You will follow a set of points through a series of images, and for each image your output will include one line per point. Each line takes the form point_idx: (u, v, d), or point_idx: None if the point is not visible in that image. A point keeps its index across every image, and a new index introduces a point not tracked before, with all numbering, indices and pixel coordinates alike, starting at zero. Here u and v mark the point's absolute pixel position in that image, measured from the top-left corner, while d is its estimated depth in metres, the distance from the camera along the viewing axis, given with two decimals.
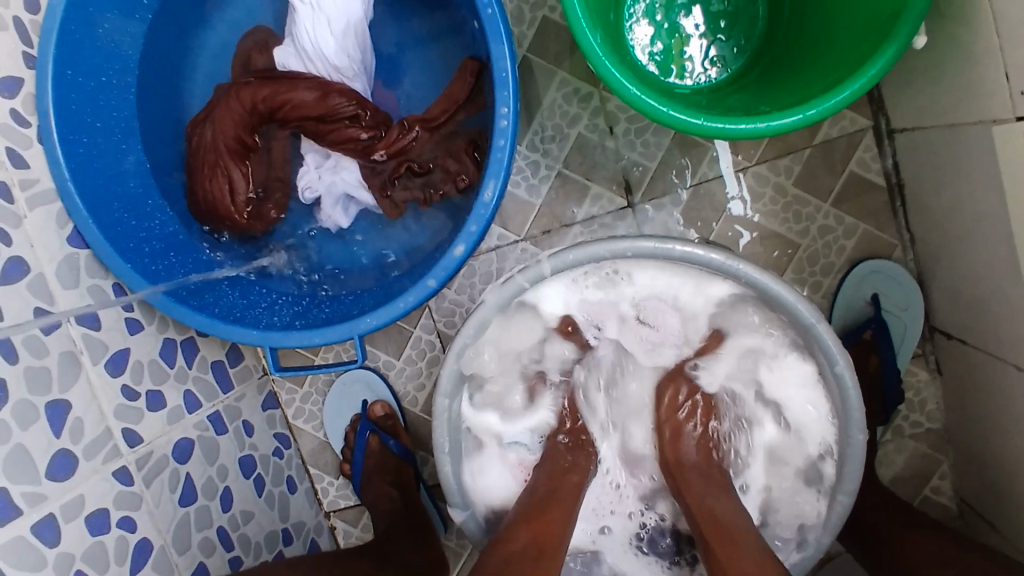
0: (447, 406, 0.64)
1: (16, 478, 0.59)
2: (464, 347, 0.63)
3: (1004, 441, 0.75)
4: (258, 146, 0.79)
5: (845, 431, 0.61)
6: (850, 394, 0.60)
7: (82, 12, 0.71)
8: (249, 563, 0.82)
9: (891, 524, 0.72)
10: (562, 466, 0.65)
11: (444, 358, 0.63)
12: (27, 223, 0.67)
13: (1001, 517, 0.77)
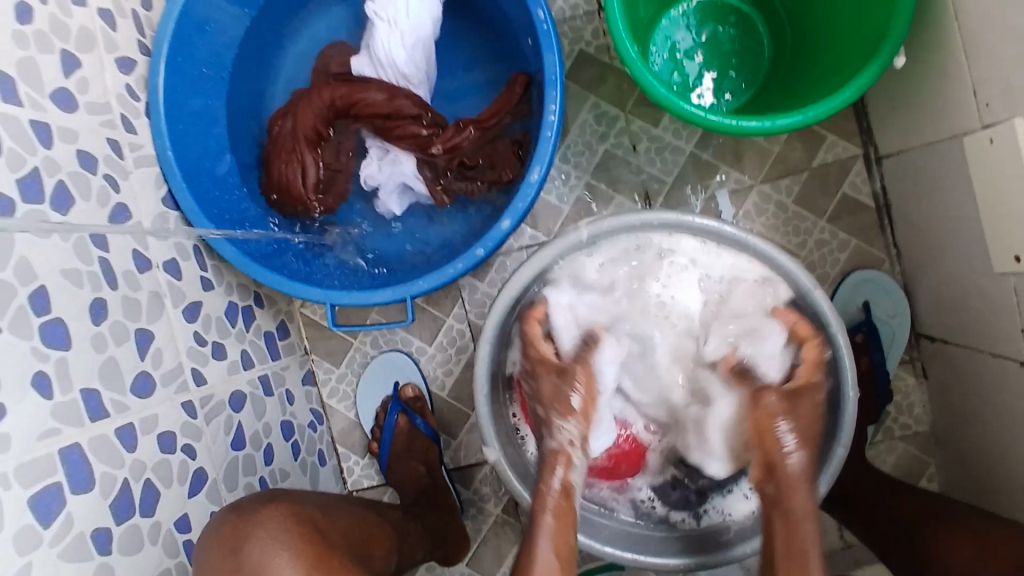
0: (490, 351, 0.73)
1: (108, 385, 0.67)
2: (511, 298, 0.73)
3: (988, 431, 0.83)
4: (330, 138, 0.90)
5: (839, 387, 0.70)
6: (841, 354, 0.69)
7: (197, 12, 0.84)
8: None
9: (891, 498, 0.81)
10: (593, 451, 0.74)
11: (491, 307, 0.72)
12: (131, 178, 0.78)
13: (984, 499, 0.84)
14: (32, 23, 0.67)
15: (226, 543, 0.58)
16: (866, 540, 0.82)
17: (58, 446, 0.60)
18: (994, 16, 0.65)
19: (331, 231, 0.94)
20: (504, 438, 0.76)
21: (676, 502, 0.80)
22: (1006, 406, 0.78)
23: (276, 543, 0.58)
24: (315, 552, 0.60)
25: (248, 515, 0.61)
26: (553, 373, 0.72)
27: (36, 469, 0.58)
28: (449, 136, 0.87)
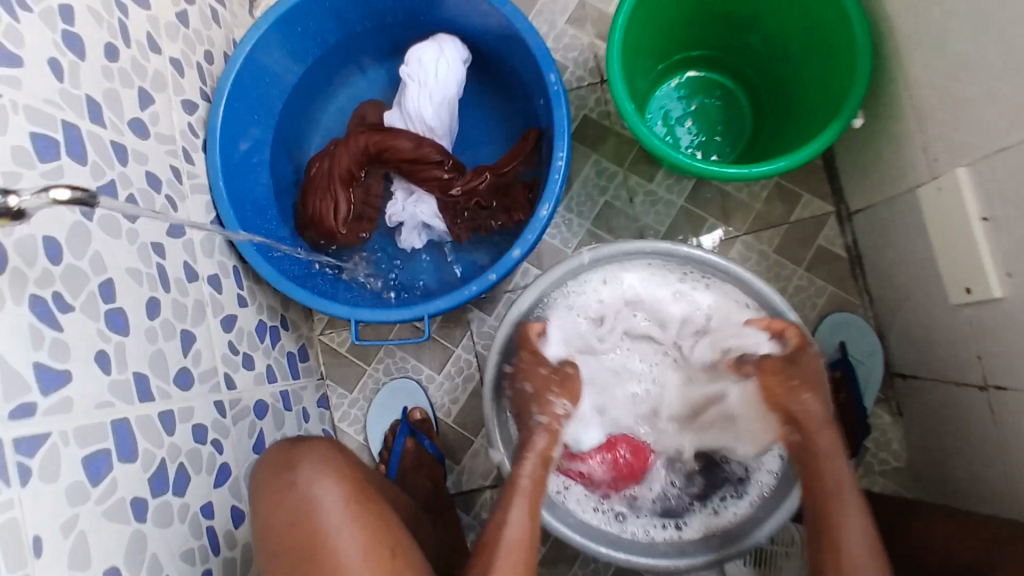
0: (498, 361, 0.81)
1: (156, 372, 0.74)
2: (518, 315, 0.81)
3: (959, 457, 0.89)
4: (361, 179, 1.02)
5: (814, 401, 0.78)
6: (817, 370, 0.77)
7: (255, 67, 0.98)
8: None
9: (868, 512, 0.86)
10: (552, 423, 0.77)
11: (501, 322, 0.81)
12: (186, 201, 0.88)
13: (956, 500, 0.89)
14: (117, 62, 0.79)
15: (282, 462, 0.72)
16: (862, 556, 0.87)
17: (111, 417, 0.66)
18: (933, 84, 0.78)
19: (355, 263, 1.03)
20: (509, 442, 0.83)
21: (670, 512, 0.82)
22: (972, 430, 0.85)
23: (323, 468, 0.71)
24: (355, 480, 0.72)
25: (300, 443, 0.75)
26: (545, 365, 0.79)
27: (91, 432, 0.64)
28: (468, 179, 0.99)
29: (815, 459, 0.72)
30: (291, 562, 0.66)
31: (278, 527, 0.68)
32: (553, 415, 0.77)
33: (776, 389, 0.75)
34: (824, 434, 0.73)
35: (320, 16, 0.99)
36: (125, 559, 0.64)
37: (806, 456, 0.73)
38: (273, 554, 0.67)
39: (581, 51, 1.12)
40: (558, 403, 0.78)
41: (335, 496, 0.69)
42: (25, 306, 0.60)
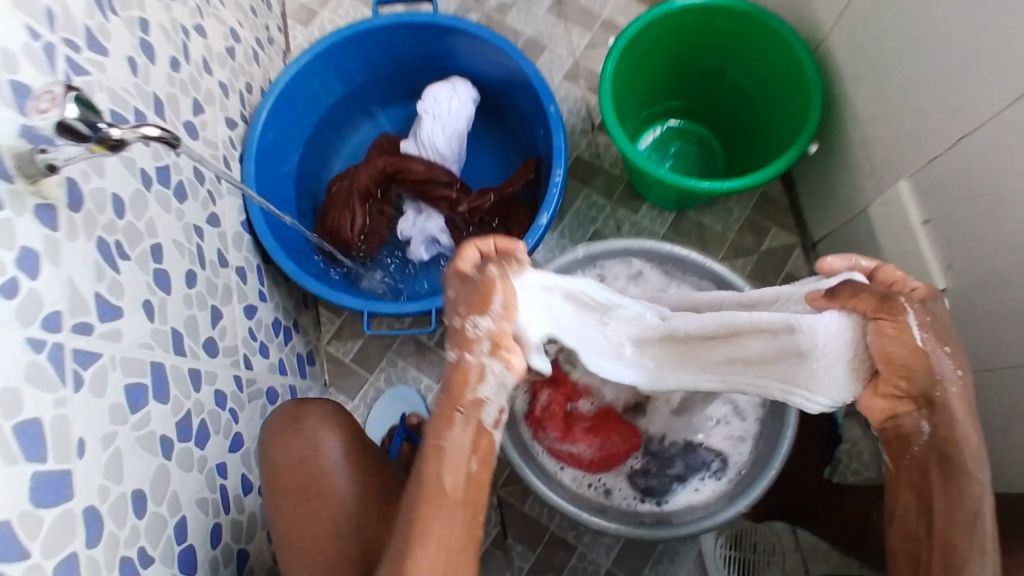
0: None
1: (189, 334, 0.82)
2: None
3: None
4: (378, 198, 1.13)
5: None
6: None
7: (290, 95, 1.11)
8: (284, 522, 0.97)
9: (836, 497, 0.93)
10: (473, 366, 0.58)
11: None
12: (223, 201, 0.97)
13: None
14: (178, 73, 0.92)
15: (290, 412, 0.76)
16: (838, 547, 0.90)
17: (151, 358, 0.74)
18: (876, 116, 0.92)
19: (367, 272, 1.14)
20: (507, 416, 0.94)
21: (647, 488, 0.95)
22: None
23: (330, 419, 0.75)
24: (357, 431, 0.77)
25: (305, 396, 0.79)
26: (461, 290, 0.60)
27: (134, 366, 0.71)
28: (474, 199, 1.11)
29: (951, 465, 0.58)
30: (294, 499, 0.71)
31: (286, 468, 0.73)
32: (473, 347, 0.58)
33: (900, 334, 0.55)
34: (966, 426, 0.58)
35: (351, 57, 1.14)
36: (151, 488, 0.70)
37: (937, 454, 0.59)
38: (276, 492, 0.72)
39: (575, 102, 1.28)
40: (472, 327, 0.58)
41: (337, 442, 0.74)
42: (93, 245, 0.68)
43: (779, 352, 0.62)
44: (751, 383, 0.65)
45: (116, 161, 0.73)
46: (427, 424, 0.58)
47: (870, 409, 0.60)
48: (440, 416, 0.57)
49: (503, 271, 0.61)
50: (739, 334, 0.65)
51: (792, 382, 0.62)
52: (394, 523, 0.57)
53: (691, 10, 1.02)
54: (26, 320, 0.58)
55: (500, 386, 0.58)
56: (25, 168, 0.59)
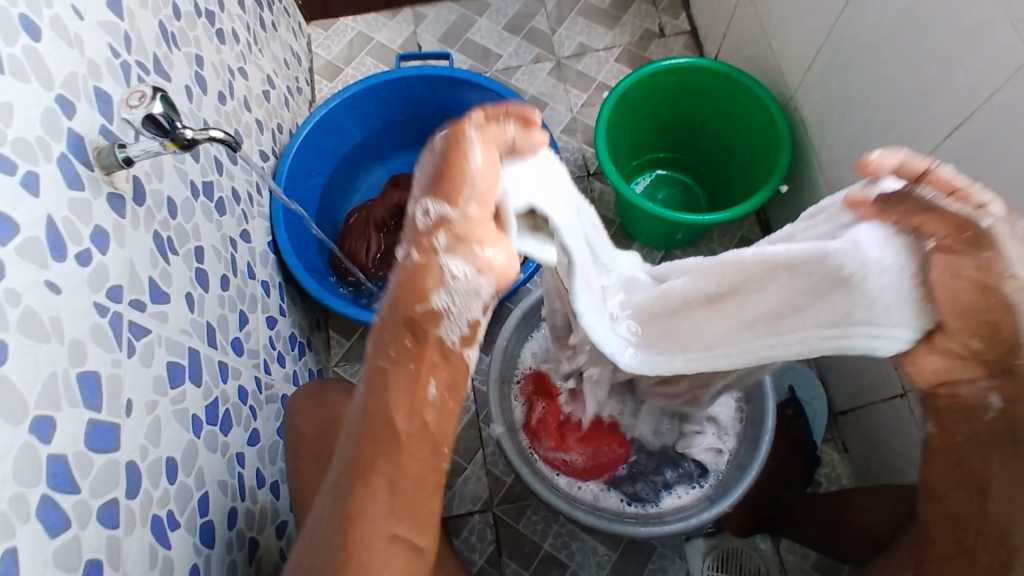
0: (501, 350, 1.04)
1: (221, 331, 0.90)
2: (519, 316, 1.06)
3: (901, 465, 1.04)
4: (392, 228, 1.24)
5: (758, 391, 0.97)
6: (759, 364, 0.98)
7: (319, 134, 1.23)
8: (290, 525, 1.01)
9: (825, 505, 0.98)
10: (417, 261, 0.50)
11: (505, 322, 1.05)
12: (254, 221, 1.07)
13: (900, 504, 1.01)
14: (223, 105, 1.03)
15: (310, 391, 0.89)
16: (840, 556, 0.95)
17: (188, 344, 0.81)
18: (839, 159, 1.05)
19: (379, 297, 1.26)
20: (508, 423, 1.01)
21: (634, 494, 1.05)
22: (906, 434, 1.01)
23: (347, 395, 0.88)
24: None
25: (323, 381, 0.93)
26: (428, 165, 0.51)
27: (175, 347, 0.78)
28: None
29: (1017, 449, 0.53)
30: (314, 462, 0.82)
31: (309, 437, 0.84)
32: (427, 241, 0.49)
33: (979, 270, 0.47)
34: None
35: (374, 105, 1.27)
36: (181, 459, 0.76)
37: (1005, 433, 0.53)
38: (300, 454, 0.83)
39: (573, 152, 1.41)
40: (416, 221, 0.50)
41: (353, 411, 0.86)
42: (149, 236, 0.77)
43: (812, 292, 0.55)
44: (785, 340, 0.59)
45: (171, 169, 0.83)
46: (373, 343, 0.51)
47: (920, 368, 0.53)
48: (389, 335, 0.50)
49: (478, 137, 0.50)
50: (774, 271, 0.57)
51: (849, 321, 0.53)
52: (344, 452, 0.53)
53: (675, 70, 1.17)
54: (95, 287, 0.66)
55: (464, 295, 0.49)
56: (104, 159, 0.69)
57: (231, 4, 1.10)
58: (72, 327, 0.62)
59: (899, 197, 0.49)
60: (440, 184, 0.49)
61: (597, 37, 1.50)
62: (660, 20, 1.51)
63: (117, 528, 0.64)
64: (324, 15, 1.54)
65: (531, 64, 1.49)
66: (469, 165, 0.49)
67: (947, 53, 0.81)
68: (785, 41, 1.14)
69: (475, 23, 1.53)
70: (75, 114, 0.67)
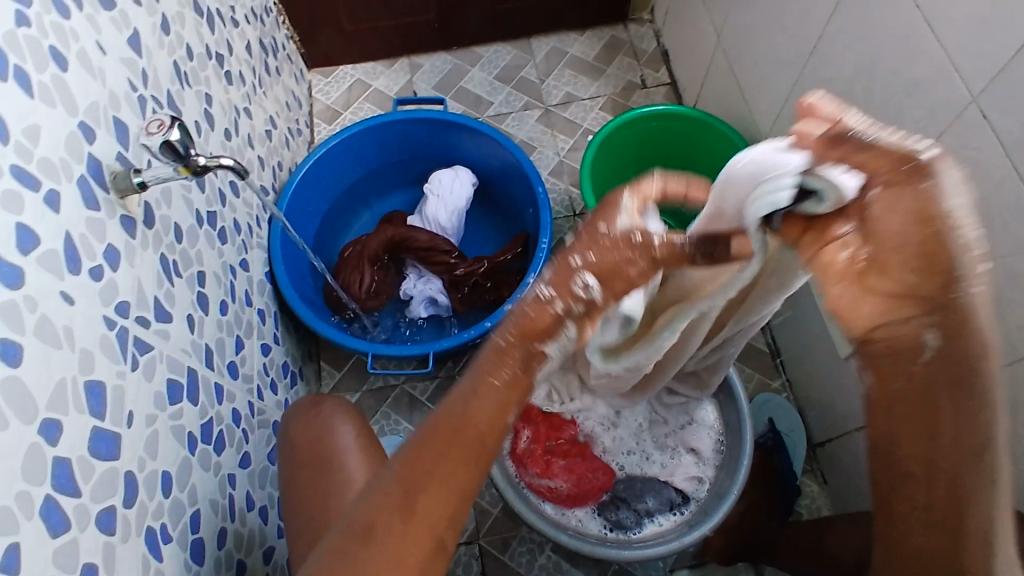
0: None
1: (219, 352, 0.93)
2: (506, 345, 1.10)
3: None
4: (385, 261, 1.29)
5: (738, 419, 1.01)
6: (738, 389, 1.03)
7: (317, 172, 1.28)
8: (279, 553, 1.00)
9: (811, 531, 1.00)
10: (543, 322, 0.61)
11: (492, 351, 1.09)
12: (253, 251, 1.11)
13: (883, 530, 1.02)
14: (229, 141, 1.09)
15: (309, 404, 0.89)
16: None
17: (187, 362, 0.83)
18: None
19: (372, 327, 1.30)
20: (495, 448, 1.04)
21: (615, 522, 1.05)
22: None
23: (345, 413, 0.88)
24: (367, 426, 0.89)
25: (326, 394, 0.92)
26: (595, 237, 0.60)
27: (175, 365, 0.80)
28: (470, 264, 1.27)
29: (965, 386, 0.46)
30: (310, 469, 0.83)
31: (304, 444, 0.85)
32: (572, 297, 0.60)
33: (917, 201, 0.46)
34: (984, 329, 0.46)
35: (371, 145, 1.34)
36: (177, 474, 0.76)
37: (948, 372, 0.47)
38: (296, 464, 0.84)
39: (559, 193, 1.48)
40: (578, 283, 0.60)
41: (349, 431, 0.86)
42: (156, 258, 0.81)
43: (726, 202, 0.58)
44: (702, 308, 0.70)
45: (180, 197, 0.88)
46: (490, 351, 0.61)
47: (855, 314, 0.50)
48: (507, 349, 0.61)
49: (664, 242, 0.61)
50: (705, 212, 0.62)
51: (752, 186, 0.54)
52: (421, 441, 0.59)
53: (654, 116, 1.24)
54: (105, 301, 0.69)
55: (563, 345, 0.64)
56: (119, 183, 0.73)
57: (239, 49, 1.18)
58: (82, 336, 0.64)
59: (835, 138, 0.49)
60: (592, 254, 0.60)
61: (583, 87, 1.59)
62: (641, 72, 1.61)
63: (113, 534, 0.64)
64: (325, 64, 1.62)
65: (520, 111, 1.57)
66: (619, 239, 0.60)
67: (896, 98, 0.88)
68: (755, 91, 1.22)
69: (467, 73, 1.62)
70: (95, 139, 0.72)
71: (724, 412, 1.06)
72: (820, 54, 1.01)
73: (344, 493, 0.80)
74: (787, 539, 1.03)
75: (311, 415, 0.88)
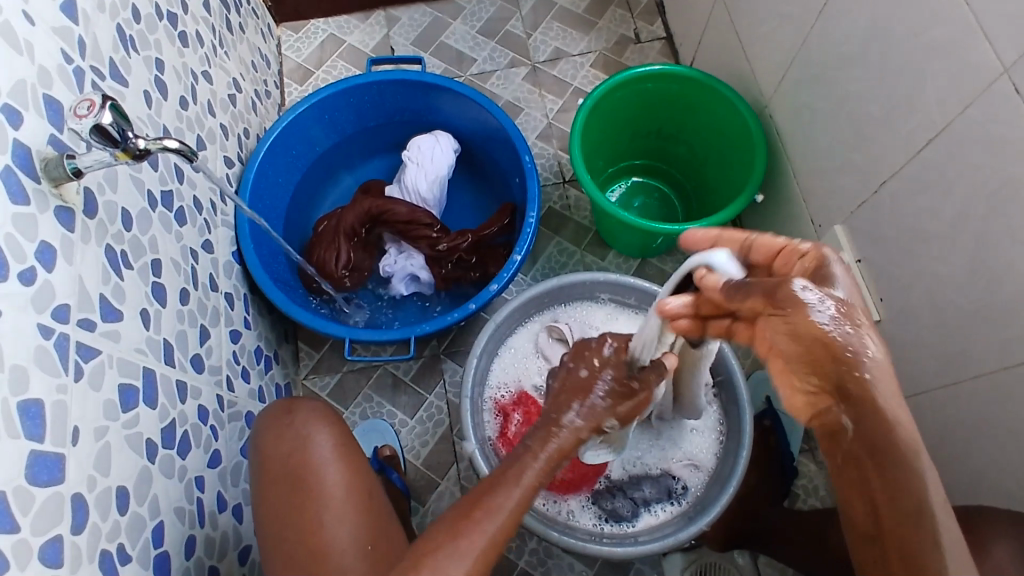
0: (476, 363, 1.02)
1: (180, 346, 0.86)
2: (494, 326, 1.04)
3: None
4: (363, 235, 1.21)
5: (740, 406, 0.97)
6: (737, 373, 0.98)
7: (286, 140, 1.19)
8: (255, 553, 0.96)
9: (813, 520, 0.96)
10: (553, 439, 0.69)
11: (478, 335, 1.02)
12: (217, 231, 1.03)
13: None
14: (186, 110, 0.99)
15: (281, 411, 0.83)
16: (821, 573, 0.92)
17: (144, 363, 0.77)
18: (813, 170, 1.05)
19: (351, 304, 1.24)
20: (480, 439, 0.99)
21: (610, 513, 1.01)
22: None
23: (319, 417, 0.83)
24: (344, 431, 0.84)
25: (297, 398, 0.87)
26: (584, 371, 0.73)
27: (127, 367, 0.73)
28: (454, 238, 1.19)
29: (891, 457, 0.50)
30: (280, 487, 0.77)
31: (276, 459, 0.79)
32: (596, 428, 0.70)
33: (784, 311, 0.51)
34: (893, 409, 0.50)
35: (345, 110, 1.24)
36: (134, 486, 0.71)
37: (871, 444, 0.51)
38: (265, 481, 0.79)
39: (548, 158, 1.39)
40: (590, 403, 0.70)
41: (324, 440, 0.81)
42: (101, 250, 0.73)
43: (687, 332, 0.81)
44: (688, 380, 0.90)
45: (127, 178, 0.80)
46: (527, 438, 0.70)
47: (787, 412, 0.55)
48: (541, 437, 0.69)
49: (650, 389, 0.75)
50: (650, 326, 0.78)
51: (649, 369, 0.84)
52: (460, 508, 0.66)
53: (651, 77, 1.15)
54: (39, 307, 0.62)
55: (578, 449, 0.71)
56: (51, 171, 0.65)
57: (195, 6, 1.06)
58: (13, 352, 0.57)
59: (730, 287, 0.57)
60: (595, 392, 0.71)
61: (573, 41, 1.48)
62: (635, 26, 1.50)
63: (61, 567, 0.59)
64: (294, 17, 1.50)
65: (505, 69, 1.47)
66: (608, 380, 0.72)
67: (918, 64, 0.80)
68: (759, 50, 1.13)
69: (449, 26, 1.51)
70: (22, 123, 0.63)
71: (724, 398, 1.02)
72: (832, 11, 0.92)
73: (320, 510, 0.76)
74: (785, 528, 1.00)
75: (283, 426, 0.82)
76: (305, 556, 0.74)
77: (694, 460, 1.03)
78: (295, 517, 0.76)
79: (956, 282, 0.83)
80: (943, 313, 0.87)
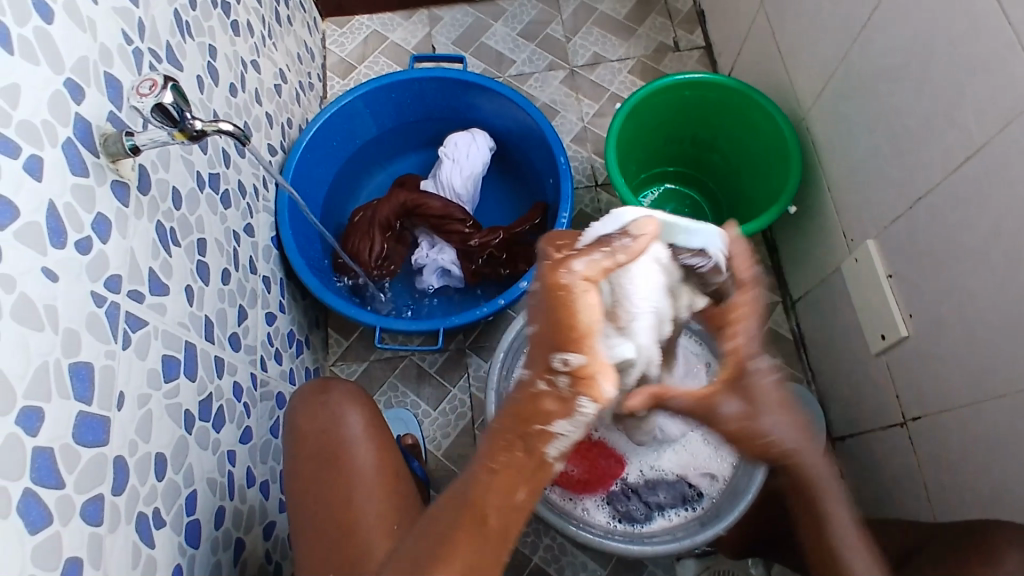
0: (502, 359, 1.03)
1: (220, 325, 0.89)
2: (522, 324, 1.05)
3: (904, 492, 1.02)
4: (397, 228, 1.24)
5: None
6: None
7: (329, 131, 1.22)
8: (278, 531, 0.98)
9: None
10: (530, 417, 0.56)
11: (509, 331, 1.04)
12: (259, 215, 1.06)
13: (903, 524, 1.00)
14: (235, 97, 1.03)
15: (316, 391, 0.85)
16: None
17: (186, 338, 0.79)
18: (848, 185, 1.05)
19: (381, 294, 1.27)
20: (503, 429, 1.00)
21: (624, 514, 1.02)
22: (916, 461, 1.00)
23: (353, 399, 0.85)
24: (376, 414, 0.86)
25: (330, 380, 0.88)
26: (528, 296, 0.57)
27: (171, 340, 0.76)
28: (485, 234, 1.20)
29: None
30: (316, 463, 0.80)
31: (311, 436, 0.82)
32: (549, 372, 0.54)
33: None
34: None
35: (386, 105, 1.27)
36: (172, 456, 0.74)
37: None
38: (298, 457, 0.81)
39: (582, 161, 1.41)
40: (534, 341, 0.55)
41: (358, 421, 0.83)
42: (152, 226, 0.76)
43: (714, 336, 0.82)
44: None
45: (178, 159, 0.83)
46: (487, 445, 0.58)
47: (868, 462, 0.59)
48: (505, 445, 0.57)
49: (579, 276, 0.53)
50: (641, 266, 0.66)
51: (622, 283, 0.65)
52: (425, 534, 0.60)
53: (689, 85, 1.16)
54: (94, 276, 0.65)
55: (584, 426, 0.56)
56: (110, 146, 0.68)
57: None
58: (66, 315, 0.60)
59: None
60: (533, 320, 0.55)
61: (612, 47, 1.50)
62: (675, 34, 1.51)
63: (100, 525, 0.61)
64: (340, 13, 1.54)
65: (544, 72, 1.48)
66: (538, 294, 0.55)
67: (957, 82, 0.81)
68: (799, 62, 1.13)
69: (490, 27, 1.53)
70: (84, 98, 0.66)
71: None
72: (874, 27, 0.92)
73: (351, 488, 0.78)
74: None
75: (319, 406, 0.84)
76: (332, 531, 0.76)
77: (713, 468, 1.03)
78: (328, 494, 0.78)
79: (986, 300, 0.83)
80: (974, 331, 0.86)
